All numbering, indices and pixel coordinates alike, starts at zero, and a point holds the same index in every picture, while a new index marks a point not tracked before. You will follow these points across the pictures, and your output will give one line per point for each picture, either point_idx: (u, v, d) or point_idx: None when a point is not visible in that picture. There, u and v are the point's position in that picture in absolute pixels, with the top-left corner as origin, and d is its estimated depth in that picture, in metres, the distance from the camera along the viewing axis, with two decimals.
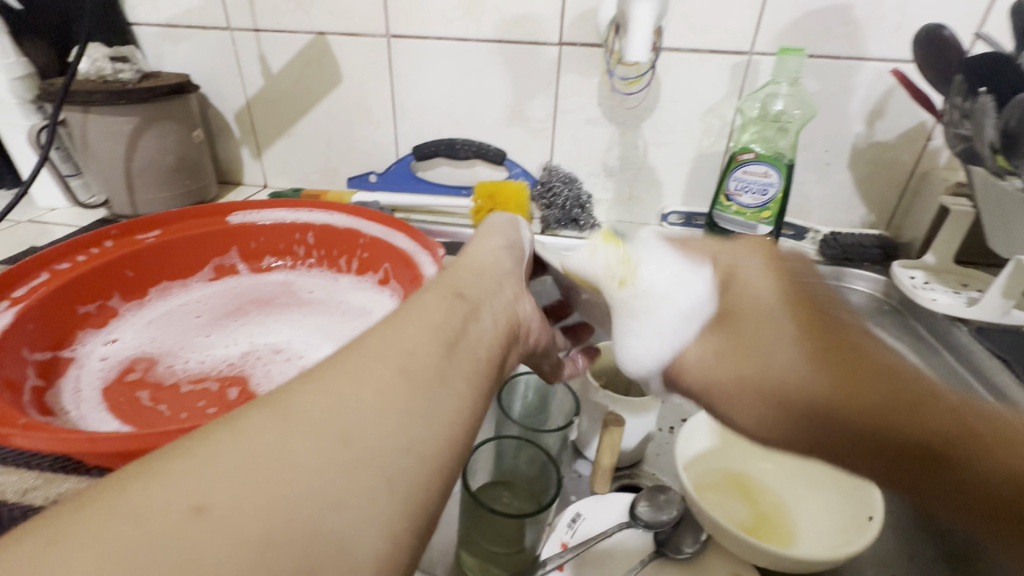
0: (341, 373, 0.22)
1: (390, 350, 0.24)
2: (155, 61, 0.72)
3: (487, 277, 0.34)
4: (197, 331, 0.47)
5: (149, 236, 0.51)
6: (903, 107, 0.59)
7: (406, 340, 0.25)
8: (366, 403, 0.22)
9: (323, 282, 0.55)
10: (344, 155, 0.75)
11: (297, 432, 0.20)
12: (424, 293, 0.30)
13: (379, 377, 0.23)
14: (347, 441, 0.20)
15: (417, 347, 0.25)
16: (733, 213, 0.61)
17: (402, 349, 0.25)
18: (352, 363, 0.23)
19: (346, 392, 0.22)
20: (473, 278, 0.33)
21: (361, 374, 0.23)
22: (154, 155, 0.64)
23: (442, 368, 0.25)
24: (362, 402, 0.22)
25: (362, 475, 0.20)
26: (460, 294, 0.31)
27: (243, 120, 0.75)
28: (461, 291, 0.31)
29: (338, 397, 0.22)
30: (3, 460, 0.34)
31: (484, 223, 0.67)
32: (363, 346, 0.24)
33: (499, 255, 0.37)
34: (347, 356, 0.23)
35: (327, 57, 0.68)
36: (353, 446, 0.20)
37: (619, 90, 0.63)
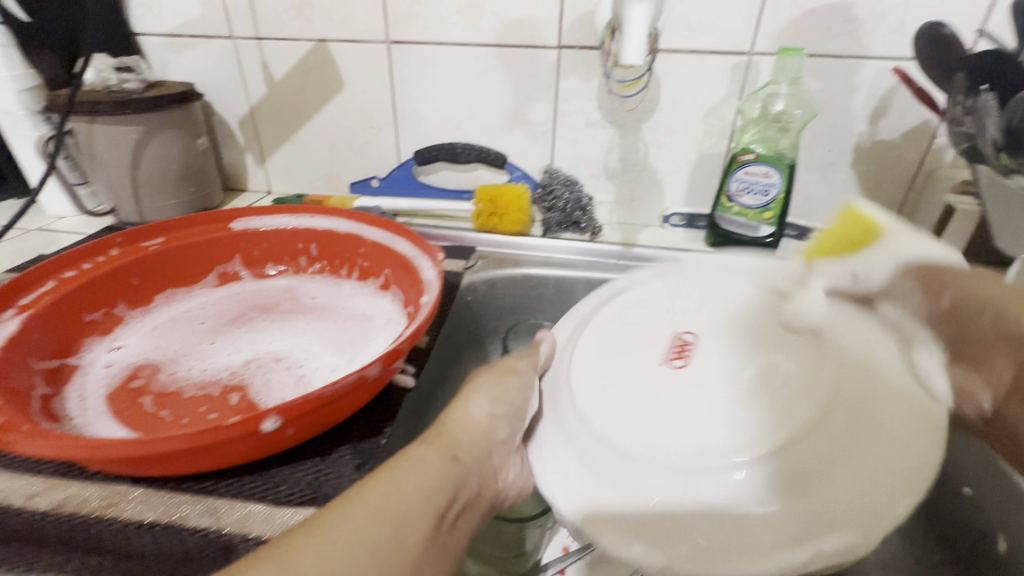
0: (410, 483, 0.29)
1: (389, 509, 0.27)
2: (161, 70, 0.73)
3: (479, 441, 0.36)
4: (201, 338, 0.48)
5: (153, 243, 0.52)
6: (907, 105, 0.58)
7: (405, 500, 0.28)
8: (420, 510, 0.29)
9: (326, 287, 0.55)
10: (346, 160, 0.75)
11: (384, 517, 0.27)
12: (426, 449, 0.33)
13: (425, 491, 0.30)
14: (411, 531, 0.28)
15: (439, 483, 0.31)
16: (734, 214, 0.61)
17: (399, 509, 0.28)
18: (357, 515, 0.26)
19: (412, 497, 0.29)
20: (474, 437, 0.36)
21: (420, 483, 0.30)
22: (160, 163, 0.65)
23: (430, 540, 0.28)
24: (418, 506, 0.29)
25: (417, 561, 0.27)
26: (459, 453, 0.35)
27: (247, 127, 0.76)
28: (456, 454, 0.34)
29: (407, 496, 0.29)
30: (9, 465, 0.34)
31: (486, 226, 0.68)
32: (369, 498, 0.27)
33: (480, 418, 0.37)
34: (351, 507, 0.26)
35: (329, 64, 0.69)
36: (413, 533, 0.28)
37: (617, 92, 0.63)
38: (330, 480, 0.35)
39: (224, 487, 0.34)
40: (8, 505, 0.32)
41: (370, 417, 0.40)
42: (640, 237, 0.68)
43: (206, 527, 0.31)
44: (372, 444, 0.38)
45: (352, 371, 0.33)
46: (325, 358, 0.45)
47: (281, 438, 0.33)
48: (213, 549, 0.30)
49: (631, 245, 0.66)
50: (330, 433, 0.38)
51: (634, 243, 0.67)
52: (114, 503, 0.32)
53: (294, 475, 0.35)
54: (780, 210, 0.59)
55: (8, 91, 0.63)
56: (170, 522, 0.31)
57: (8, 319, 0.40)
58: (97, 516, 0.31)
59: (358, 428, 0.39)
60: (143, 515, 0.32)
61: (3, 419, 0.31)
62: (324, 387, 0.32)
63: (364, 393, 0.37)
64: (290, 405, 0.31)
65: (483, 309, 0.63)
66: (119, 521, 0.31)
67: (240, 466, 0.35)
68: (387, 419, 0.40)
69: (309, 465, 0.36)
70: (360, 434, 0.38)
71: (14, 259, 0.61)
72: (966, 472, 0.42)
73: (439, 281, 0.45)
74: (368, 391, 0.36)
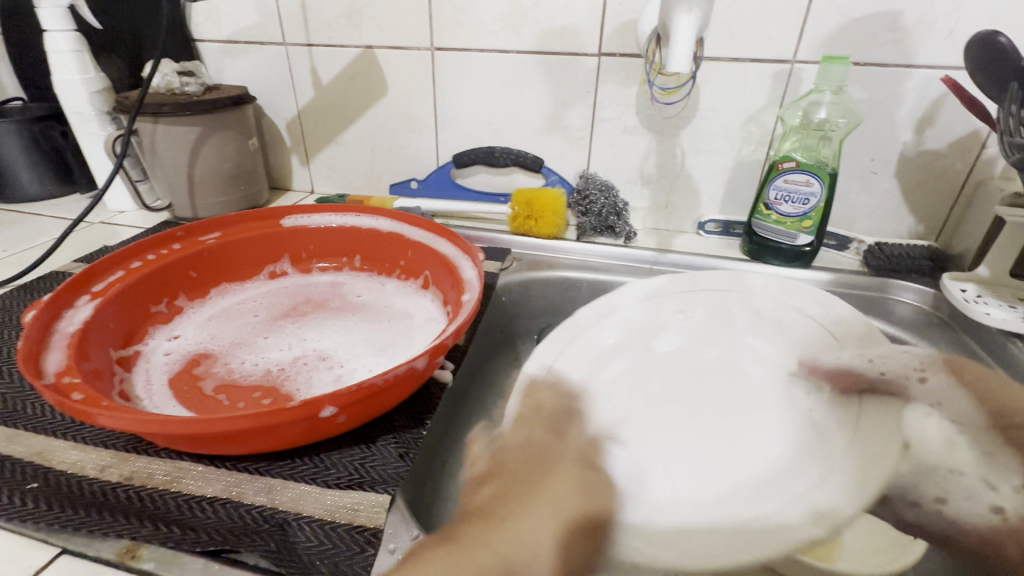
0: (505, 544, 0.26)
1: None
2: (216, 74, 0.77)
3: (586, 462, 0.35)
4: (256, 331, 0.50)
5: (209, 237, 0.55)
6: (955, 114, 0.57)
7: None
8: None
9: (372, 284, 0.58)
10: (387, 162, 0.78)
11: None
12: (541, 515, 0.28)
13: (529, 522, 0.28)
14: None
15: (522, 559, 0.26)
16: (772, 222, 0.61)
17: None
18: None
19: (493, 553, 0.26)
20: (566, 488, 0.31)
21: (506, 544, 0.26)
22: (215, 162, 0.69)
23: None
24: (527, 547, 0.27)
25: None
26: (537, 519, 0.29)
27: (294, 129, 0.79)
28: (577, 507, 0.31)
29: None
30: (84, 439, 0.37)
31: (520, 229, 0.69)
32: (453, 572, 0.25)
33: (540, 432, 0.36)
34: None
35: (374, 69, 0.71)
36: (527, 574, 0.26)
37: (657, 99, 0.64)
38: (375, 466, 0.36)
39: (278, 469, 0.35)
40: (83, 476, 0.34)
41: (412, 409, 0.42)
42: (674, 243, 0.69)
43: (260, 504, 0.33)
44: (414, 434, 0.39)
45: (401, 363, 0.34)
46: (369, 355, 0.46)
47: (333, 425, 0.35)
48: (268, 525, 0.32)
49: (665, 251, 0.66)
50: (376, 423, 0.40)
51: (668, 249, 0.67)
52: (178, 478, 0.34)
53: (341, 460, 0.37)
54: (819, 219, 0.58)
55: (81, 93, 0.66)
56: (229, 498, 0.33)
57: (83, 303, 0.43)
58: (163, 489, 0.34)
59: (401, 420, 0.41)
60: (204, 490, 0.34)
61: (84, 394, 0.34)
62: (375, 376, 0.34)
63: (409, 385, 0.38)
64: (344, 393, 0.33)
65: (518, 310, 0.64)
66: (182, 495, 0.33)
67: (293, 450, 0.36)
68: (428, 411, 0.42)
69: (355, 451, 0.37)
70: (402, 424, 0.40)
71: (80, 250, 0.66)
72: None
73: (480, 279, 0.47)
74: (413, 382, 0.38)
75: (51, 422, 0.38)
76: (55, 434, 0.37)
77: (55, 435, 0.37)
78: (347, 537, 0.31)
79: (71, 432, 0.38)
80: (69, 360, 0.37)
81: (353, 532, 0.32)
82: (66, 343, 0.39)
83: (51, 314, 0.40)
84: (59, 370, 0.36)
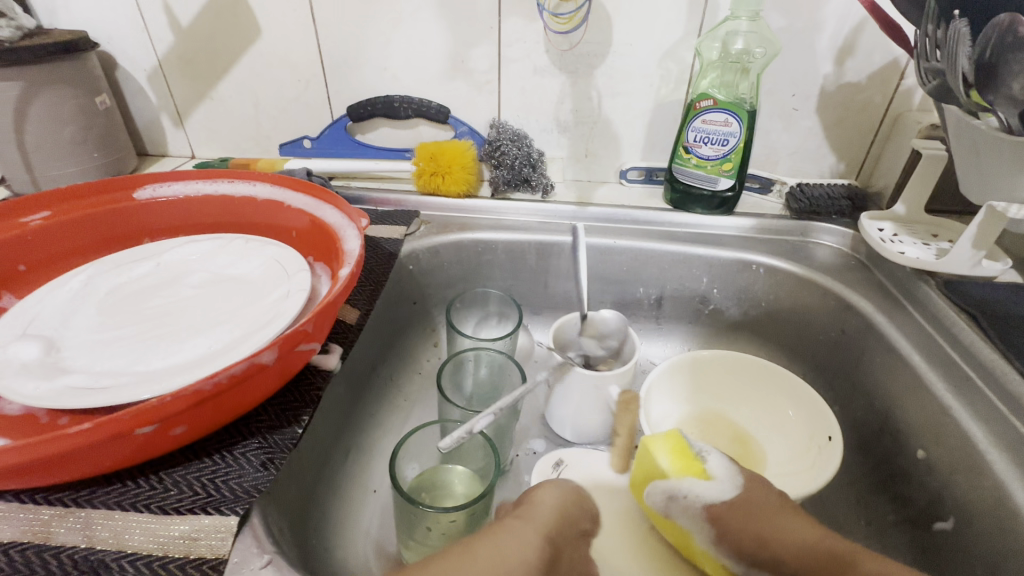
0: None
1: None
2: (49, 19, 0.63)
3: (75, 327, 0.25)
4: (80, 312, 0.41)
5: (36, 217, 0.45)
6: (874, 42, 0.54)
7: None
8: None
9: (171, 285, 0.45)
10: (274, 119, 0.68)
11: None
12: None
13: None
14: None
15: None
16: (692, 166, 0.57)
17: None
18: None
19: None
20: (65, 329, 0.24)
21: None
22: (52, 126, 0.57)
23: None
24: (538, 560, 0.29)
25: None
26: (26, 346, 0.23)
27: (157, 83, 0.67)
28: None
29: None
30: None
31: (429, 188, 0.62)
32: None
33: None
34: None
35: (241, 7, 0.60)
36: None
37: (550, 27, 0.57)
38: (228, 480, 0.31)
39: (103, 496, 0.29)
40: None
41: (283, 404, 0.36)
42: (596, 196, 0.64)
43: (75, 545, 0.27)
44: (282, 436, 0.34)
45: (239, 360, 0.29)
46: (218, 336, 0.39)
47: (169, 438, 0.30)
48: (79, 570, 0.26)
49: (586, 204, 0.62)
50: (233, 426, 0.34)
51: (589, 202, 0.63)
52: None
53: (186, 477, 0.31)
54: (739, 161, 0.55)
55: None
56: (30, 542, 0.27)
57: None
58: None
59: (268, 418, 0.35)
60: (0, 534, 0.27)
61: None
62: (204, 379, 0.28)
63: (270, 378, 0.33)
64: (170, 400, 0.27)
65: (427, 278, 0.59)
66: None
67: (122, 472, 0.30)
68: (301, 404, 0.36)
69: (205, 464, 0.31)
70: (270, 424, 0.35)
71: None
72: (922, 435, 0.40)
73: (360, 250, 0.41)
74: (271, 374, 0.33)
75: None
76: None
77: None
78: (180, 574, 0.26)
79: None
80: None
81: (190, 568, 0.27)
82: None
83: None
84: None
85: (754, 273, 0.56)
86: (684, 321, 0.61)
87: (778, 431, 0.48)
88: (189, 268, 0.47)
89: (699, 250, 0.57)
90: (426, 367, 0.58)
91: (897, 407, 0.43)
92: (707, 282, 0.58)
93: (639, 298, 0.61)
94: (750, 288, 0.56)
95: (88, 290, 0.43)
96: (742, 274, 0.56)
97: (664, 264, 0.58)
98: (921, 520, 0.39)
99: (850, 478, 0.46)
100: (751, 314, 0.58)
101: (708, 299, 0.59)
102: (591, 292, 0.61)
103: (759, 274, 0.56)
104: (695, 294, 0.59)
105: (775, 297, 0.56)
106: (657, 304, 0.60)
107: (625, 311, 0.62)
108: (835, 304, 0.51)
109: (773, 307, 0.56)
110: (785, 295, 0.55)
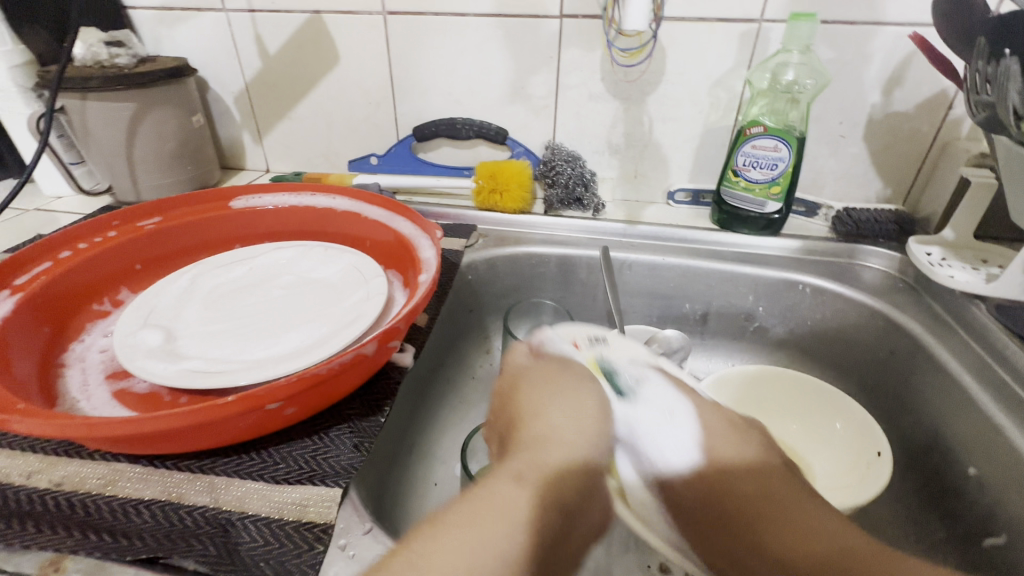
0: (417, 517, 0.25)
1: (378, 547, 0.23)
2: (154, 46, 0.71)
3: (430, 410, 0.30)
4: (189, 306, 0.46)
5: (149, 222, 0.51)
6: (923, 74, 0.56)
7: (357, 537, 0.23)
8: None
9: (263, 286, 0.50)
10: (344, 138, 0.74)
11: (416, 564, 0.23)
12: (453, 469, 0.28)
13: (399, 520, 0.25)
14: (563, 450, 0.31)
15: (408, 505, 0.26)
16: (741, 189, 0.60)
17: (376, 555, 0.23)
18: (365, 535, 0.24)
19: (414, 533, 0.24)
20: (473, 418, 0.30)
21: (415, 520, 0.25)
22: (155, 141, 0.64)
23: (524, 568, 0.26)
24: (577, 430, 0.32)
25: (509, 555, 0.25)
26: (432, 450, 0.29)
27: (243, 104, 0.74)
28: None
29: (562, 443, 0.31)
30: (11, 444, 0.34)
31: (486, 204, 0.67)
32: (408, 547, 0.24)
33: None
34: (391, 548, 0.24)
35: (324, 37, 0.66)
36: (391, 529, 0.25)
37: (620, 63, 0.61)
38: (328, 459, 0.34)
39: (223, 466, 0.33)
40: (9, 484, 0.32)
41: (369, 395, 0.40)
42: (644, 215, 0.67)
43: (204, 505, 0.31)
44: (370, 423, 0.38)
45: (348, 350, 0.33)
46: (308, 332, 0.43)
47: (281, 417, 0.34)
48: (210, 527, 0.30)
49: (635, 223, 0.65)
50: (327, 412, 0.38)
51: (638, 220, 0.66)
52: (114, 481, 0.32)
53: (291, 454, 0.35)
54: (787, 185, 0.57)
55: None
56: (168, 501, 0.31)
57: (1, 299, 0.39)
58: (95, 494, 0.31)
59: (357, 407, 0.39)
60: (141, 492, 0.32)
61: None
62: (319, 365, 0.32)
63: (364, 369, 0.37)
64: (292, 383, 0.31)
65: (484, 288, 0.62)
66: (117, 499, 0.31)
67: (237, 445, 0.34)
68: (385, 396, 0.40)
69: (307, 444, 0.35)
70: (359, 412, 0.38)
71: (17, 238, 0.61)
72: (974, 453, 0.41)
73: (437, 258, 0.45)
74: (366, 366, 0.36)
75: None
76: None
77: None
78: (294, 535, 0.30)
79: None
80: None
81: (302, 529, 0.30)
82: None
83: None
84: None
85: (800, 293, 0.58)
86: (729, 337, 0.63)
87: (825, 447, 0.50)
88: (277, 271, 0.52)
89: (746, 269, 0.59)
90: (479, 371, 0.62)
91: (947, 425, 0.44)
92: (753, 300, 0.60)
93: (685, 314, 0.63)
94: (796, 307, 0.58)
95: (193, 288, 0.49)
96: (789, 293, 0.58)
97: (711, 282, 0.60)
98: (973, 535, 0.40)
99: (899, 495, 0.47)
100: (797, 333, 0.59)
101: (753, 316, 0.61)
102: (638, 306, 0.64)
103: (806, 294, 0.57)
104: (740, 311, 0.61)
105: (821, 316, 0.57)
106: (703, 320, 0.62)
107: (670, 325, 0.64)
108: (882, 324, 0.53)
109: (819, 326, 0.58)
110: (831, 314, 0.57)
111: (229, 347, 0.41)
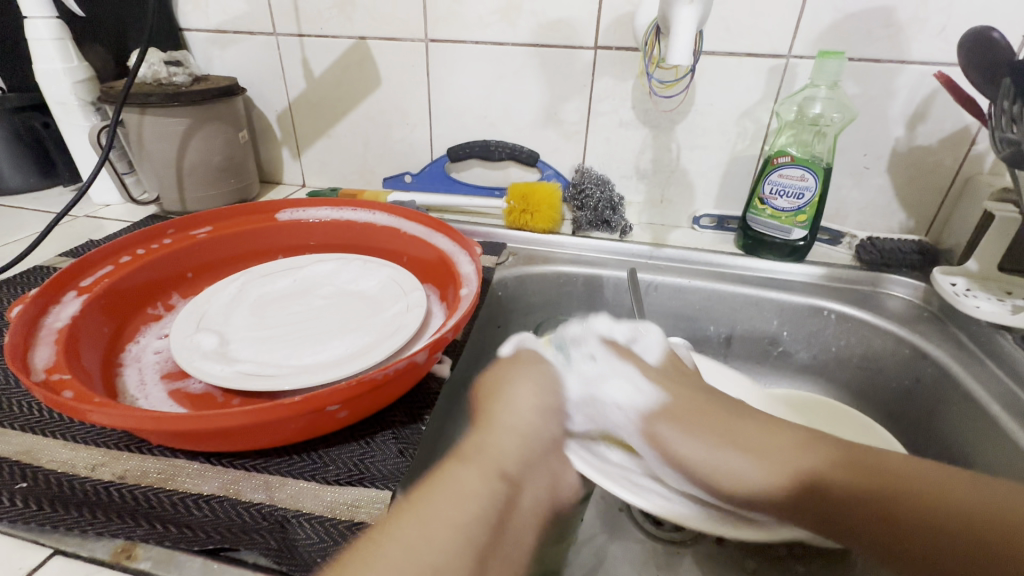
0: (437, 514, 0.28)
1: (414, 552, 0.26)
2: (205, 65, 0.75)
3: (529, 443, 0.35)
4: (238, 313, 0.48)
5: (200, 232, 0.54)
6: (946, 110, 0.58)
7: (431, 544, 0.27)
8: (452, 542, 0.27)
9: (307, 296, 0.52)
10: (380, 156, 0.77)
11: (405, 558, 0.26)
12: (463, 469, 0.31)
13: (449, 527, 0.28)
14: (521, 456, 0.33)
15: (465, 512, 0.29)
16: (767, 217, 0.61)
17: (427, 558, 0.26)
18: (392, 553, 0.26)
19: (431, 534, 0.27)
20: (517, 444, 0.34)
21: (447, 513, 0.28)
22: (204, 155, 0.67)
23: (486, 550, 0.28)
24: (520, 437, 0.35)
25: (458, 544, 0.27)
26: (503, 471, 0.32)
27: (285, 122, 0.77)
28: None
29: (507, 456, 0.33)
30: (75, 436, 0.36)
31: (516, 223, 0.69)
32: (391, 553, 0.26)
33: None
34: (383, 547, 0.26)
35: (367, 61, 0.70)
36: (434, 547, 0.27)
37: (657, 92, 0.63)
38: (375, 463, 0.36)
39: (276, 465, 0.35)
40: (75, 475, 0.33)
41: (412, 403, 0.41)
42: (670, 238, 0.69)
43: (260, 502, 0.32)
44: (413, 430, 0.39)
45: (402, 357, 0.34)
46: (351, 339, 0.45)
47: (334, 420, 0.35)
48: (266, 522, 0.31)
49: (660, 246, 0.67)
50: (372, 418, 0.39)
51: (664, 243, 0.68)
52: (173, 476, 0.34)
53: (340, 457, 0.36)
54: (813, 214, 0.59)
55: (63, 82, 0.64)
56: (226, 496, 0.33)
57: (70, 299, 0.42)
58: (156, 488, 0.33)
59: (400, 414, 0.40)
60: (199, 488, 0.33)
61: (76, 391, 0.32)
62: (376, 370, 0.34)
63: (412, 378, 0.38)
64: (351, 386, 0.33)
65: (513, 304, 0.64)
66: (177, 493, 0.32)
67: (289, 446, 0.36)
68: (426, 405, 0.41)
69: (354, 447, 0.37)
70: (402, 420, 0.40)
71: (67, 242, 0.64)
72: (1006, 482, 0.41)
73: (477, 272, 0.48)
74: (413, 375, 0.38)
75: (47, 421, 0.37)
76: (45, 432, 0.36)
77: (44, 433, 0.36)
78: (347, 535, 0.31)
79: (60, 430, 0.37)
80: (60, 357, 0.35)
81: (354, 529, 0.31)
82: (54, 339, 0.37)
83: (38, 309, 0.38)
84: (48, 366, 0.34)
85: (825, 318, 0.58)
86: (752, 360, 0.64)
87: None
88: (319, 283, 0.54)
89: (771, 293, 0.60)
90: None
91: (976, 454, 0.45)
92: (777, 324, 0.61)
93: (709, 335, 0.64)
94: (820, 332, 0.59)
95: (240, 297, 0.50)
96: (813, 318, 0.59)
97: (735, 305, 0.61)
98: None
99: None
100: (821, 358, 0.60)
101: (777, 340, 0.62)
102: (663, 327, 0.65)
103: (830, 320, 0.58)
104: (764, 335, 0.62)
105: (846, 342, 0.58)
106: (726, 342, 0.64)
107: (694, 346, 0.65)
108: (908, 351, 0.53)
109: (844, 352, 0.58)
110: (856, 341, 0.57)
111: (278, 352, 0.43)
